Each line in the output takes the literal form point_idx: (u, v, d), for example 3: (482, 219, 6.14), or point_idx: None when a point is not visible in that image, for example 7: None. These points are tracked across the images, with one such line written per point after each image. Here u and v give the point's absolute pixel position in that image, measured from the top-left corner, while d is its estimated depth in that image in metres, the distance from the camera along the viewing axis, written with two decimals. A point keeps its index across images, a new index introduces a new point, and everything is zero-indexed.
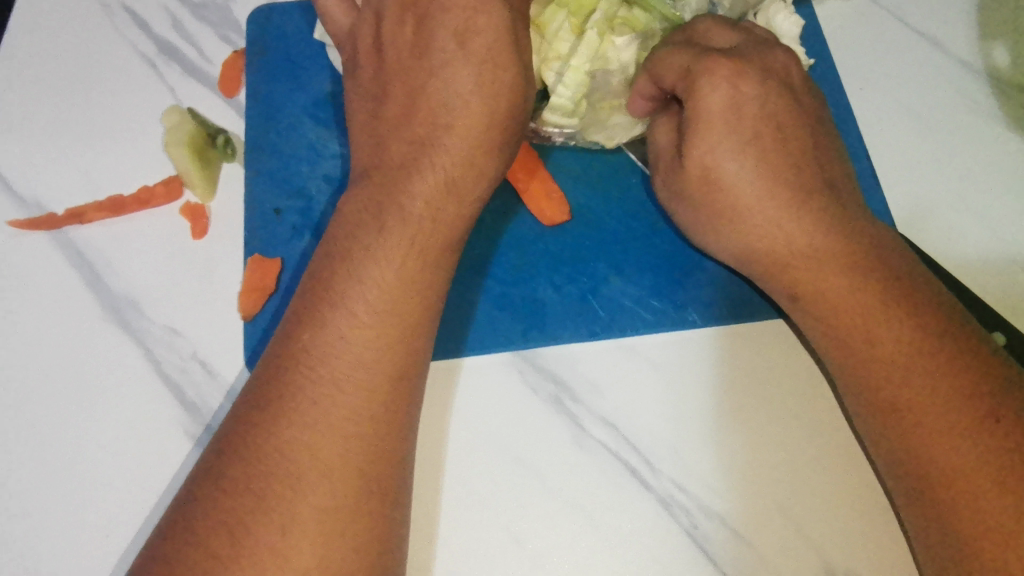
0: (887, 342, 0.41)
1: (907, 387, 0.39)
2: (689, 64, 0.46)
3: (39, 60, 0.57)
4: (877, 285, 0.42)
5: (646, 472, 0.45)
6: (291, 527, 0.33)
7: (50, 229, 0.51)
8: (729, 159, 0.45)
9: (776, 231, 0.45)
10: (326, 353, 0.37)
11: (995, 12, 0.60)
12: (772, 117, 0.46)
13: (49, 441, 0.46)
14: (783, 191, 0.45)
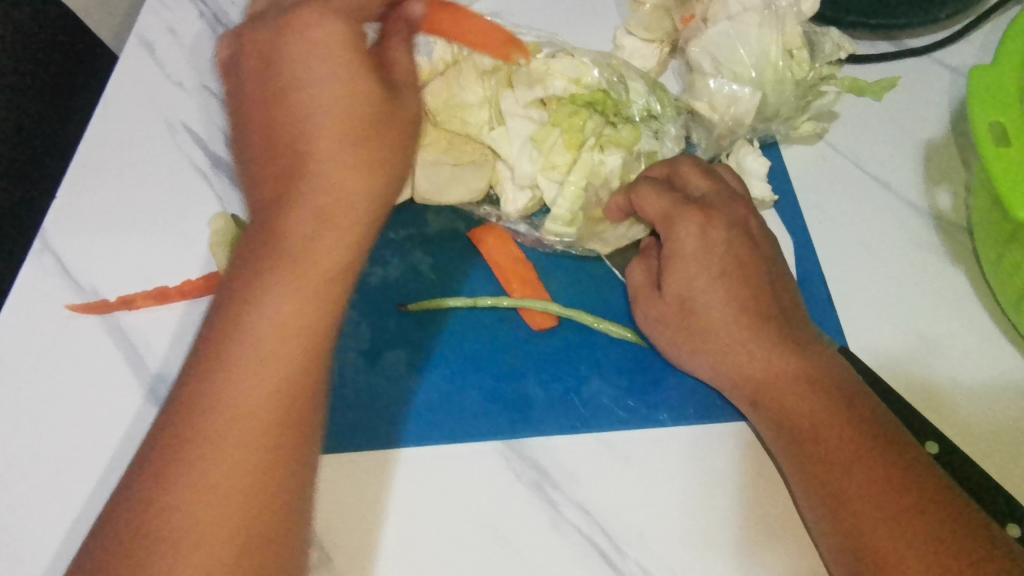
0: (831, 440, 0.47)
1: (848, 481, 0.45)
2: (671, 208, 0.55)
3: (106, 161, 0.66)
4: (817, 392, 0.49)
5: (614, 554, 0.49)
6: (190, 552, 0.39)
7: (105, 314, 0.58)
8: (699, 291, 0.53)
9: (738, 350, 0.52)
10: (222, 396, 0.42)
11: (940, 161, 0.69)
12: (735, 256, 0.53)
13: (78, 504, 0.51)
14: (746, 317, 0.52)
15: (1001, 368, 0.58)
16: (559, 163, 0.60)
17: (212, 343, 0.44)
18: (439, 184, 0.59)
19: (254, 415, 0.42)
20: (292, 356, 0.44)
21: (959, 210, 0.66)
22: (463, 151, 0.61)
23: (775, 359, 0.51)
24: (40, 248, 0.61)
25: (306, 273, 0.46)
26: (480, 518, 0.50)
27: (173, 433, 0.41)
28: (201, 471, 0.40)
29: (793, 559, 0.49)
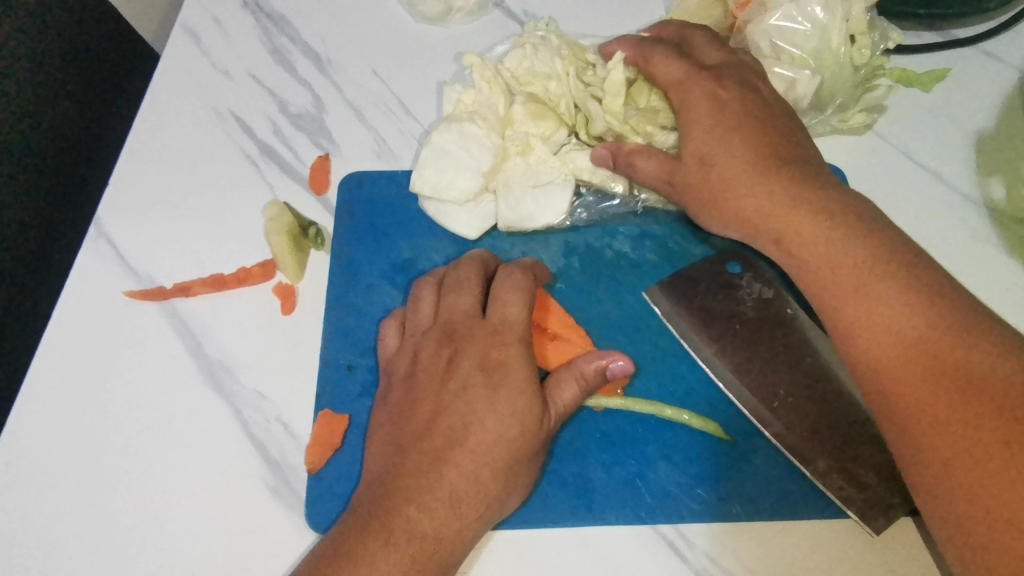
0: (854, 285, 0.44)
1: (882, 323, 0.42)
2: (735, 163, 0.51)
3: (157, 149, 0.66)
4: (840, 234, 0.46)
5: (681, 543, 0.50)
6: None
7: (161, 302, 0.58)
8: (716, 150, 0.52)
9: (760, 202, 0.50)
10: (449, 473, 0.45)
11: (991, 151, 0.68)
12: (748, 115, 0.53)
13: (144, 489, 0.51)
14: (768, 172, 0.50)
15: None
16: (649, 136, 0.61)
17: (412, 452, 0.46)
18: (518, 209, 0.60)
19: (445, 521, 0.45)
20: (486, 489, 0.46)
21: (1014, 200, 0.66)
22: (540, 171, 0.62)
23: (870, 290, 0.43)
24: (95, 236, 0.61)
25: (464, 465, 0.46)
26: (549, 529, 0.50)
27: (364, 524, 0.44)
28: (405, 522, 0.44)
29: (863, 560, 0.49)
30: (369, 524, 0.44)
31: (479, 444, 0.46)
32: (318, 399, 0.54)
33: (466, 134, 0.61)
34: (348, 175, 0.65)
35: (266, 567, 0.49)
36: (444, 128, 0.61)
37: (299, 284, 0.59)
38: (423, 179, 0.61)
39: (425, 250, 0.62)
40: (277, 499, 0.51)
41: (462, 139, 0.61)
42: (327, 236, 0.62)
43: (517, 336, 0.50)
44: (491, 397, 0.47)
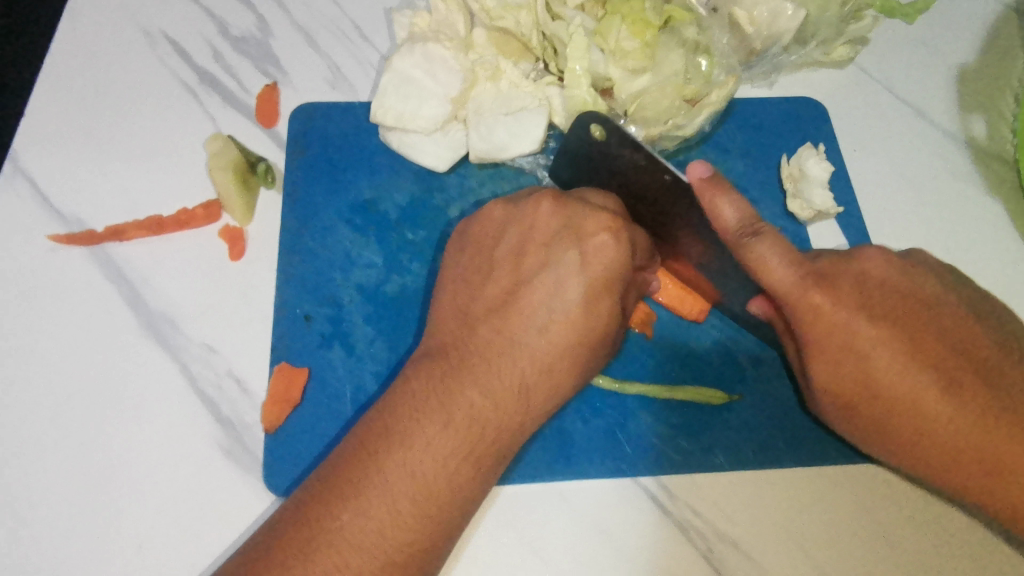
0: (890, 363, 0.41)
1: (889, 405, 0.42)
2: (794, 270, 0.42)
3: (80, 74, 0.58)
4: (852, 321, 0.42)
5: (663, 495, 0.48)
6: (352, 529, 0.40)
7: (92, 248, 0.52)
8: (825, 323, 0.42)
9: (822, 360, 0.43)
10: (484, 389, 0.44)
11: (974, 87, 0.66)
12: (861, 320, 0.42)
13: (81, 452, 0.47)
14: (865, 344, 0.42)
15: None
16: (630, 53, 0.56)
17: (449, 359, 0.46)
18: (491, 138, 0.55)
19: (451, 451, 0.43)
20: (513, 415, 0.45)
21: (995, 139, 0.64)
22: (514, 96, 0.57)
23: (933, 370, 0.41)
24: (11, 172, 0.54)
25: (526, 369, 0.45)
26: (526, 482, 0.48)
27: (362, 445, 0.43)
28: (401, 446, 0.42)
29: (844, 508, 0.48)
30: (365, 446, 0.43)
31: (514, 365, 0.45)
32: (274, 352, 0.50)
33: (431, 57, 0.56)
34: (299, 106, 0.59)
35: (222, 528, 0.45)
36: (408, 52, 0.56)
37: (248, 228, 0.54)
38: (384, 108, 0.56)
39: (388, 189, 0.57)
40: (232, 460, 0.47)
41: (427, 61, 0.56)
42: (278, 173, 0.57)
43: (616, 268, 0.46)
44: (583, 299, 0.46)
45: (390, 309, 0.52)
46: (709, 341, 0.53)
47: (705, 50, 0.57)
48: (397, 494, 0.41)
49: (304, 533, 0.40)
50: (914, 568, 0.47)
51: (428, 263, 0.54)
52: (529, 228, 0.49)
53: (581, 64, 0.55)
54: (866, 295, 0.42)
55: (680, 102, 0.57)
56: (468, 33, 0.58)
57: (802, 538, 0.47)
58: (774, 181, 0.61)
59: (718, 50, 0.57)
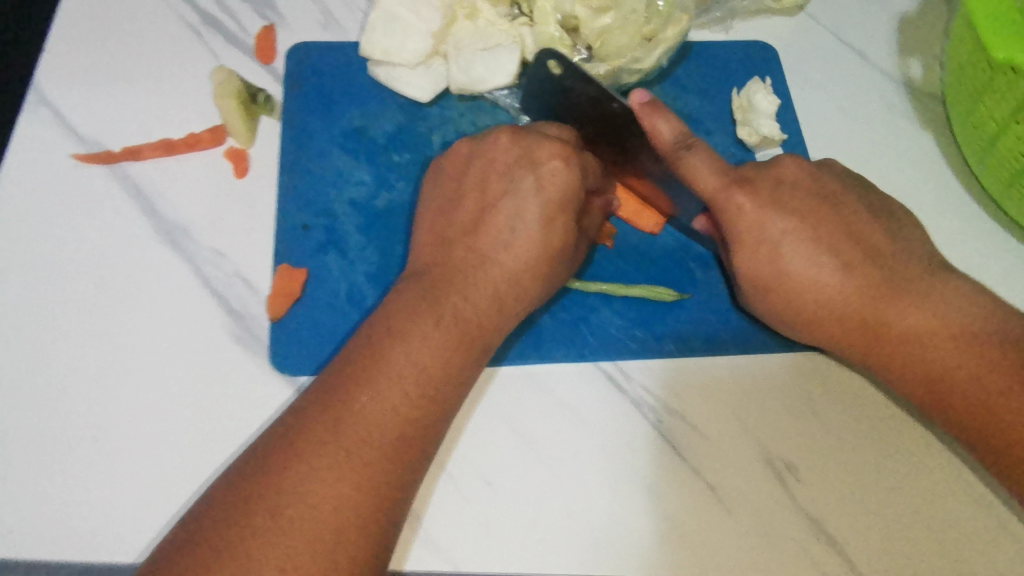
0: (795, 247, 0.51)
1: (800, 284, 0.51)
2: (718, 177, 0.52)
3: (95, 14, 0.64)
4: (764, 213, 0.51)
5: (620, 377, 0.55)
6: (356, 417, 0.45)
7: (111, 166, 0.58)
8: (744, 214, 0.51)
9: (744, 246, 0.52)
10: (461, 297, 0.50)
11: (912, 32, 0.72)
12: (772, 213, 0.51)
13: (106, 339, 0.53)
14: (776, 231, 0.51)
15: (962, 218, 0.64)
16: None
17: (427, 274, 0.52)
18: (469, 72, 0.61)
19: (439, 349, 0.48)
20: (486, 319, 0.51)
21: (929, 78, 0.71)
22: (490, 33, 0.62)
23: (831, 257, 0.51)
24: (35, 100, 0.60)
25: (497, 279, 0.51)
26: (502, 365, 0.54)
27: (362, 348, 0.48)
28: (398, 347, 0.48)
29: (779, 386, 0.55)
30: (366, 349, 0.48)
31: (483, 275, 0.51)
32: (276, 255, 0.56)
33: None
34: (296, 45, 0.65)
35: (233, 403, 0.51)
36: None
37: (251, 150, 0.60)
38: (372, 43, 0.61)
39: (376, 118, 0.63)
40: (241, 346, 0.53)
41: (410, 0, 0.61)
42: (277, 104, 0.62)
43: (569, 190, 0.53)
44: (541, 219, 0.52)
45: (378, 220, 0.58)
46: (665, 249, 0.60)
47: None
48: (395, 388, 0.46)
49: (314, 423, 0.45)
50: (840, 435, 0.53)
51: (413, 182, 0.60)
52: (491, 162, 0.55)
53: (550, 3, 0.62)
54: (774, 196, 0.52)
55: (638, 40, 0.63)
56: None
57: (741, 412, 0.54)
58: (727, 115, 0.68)
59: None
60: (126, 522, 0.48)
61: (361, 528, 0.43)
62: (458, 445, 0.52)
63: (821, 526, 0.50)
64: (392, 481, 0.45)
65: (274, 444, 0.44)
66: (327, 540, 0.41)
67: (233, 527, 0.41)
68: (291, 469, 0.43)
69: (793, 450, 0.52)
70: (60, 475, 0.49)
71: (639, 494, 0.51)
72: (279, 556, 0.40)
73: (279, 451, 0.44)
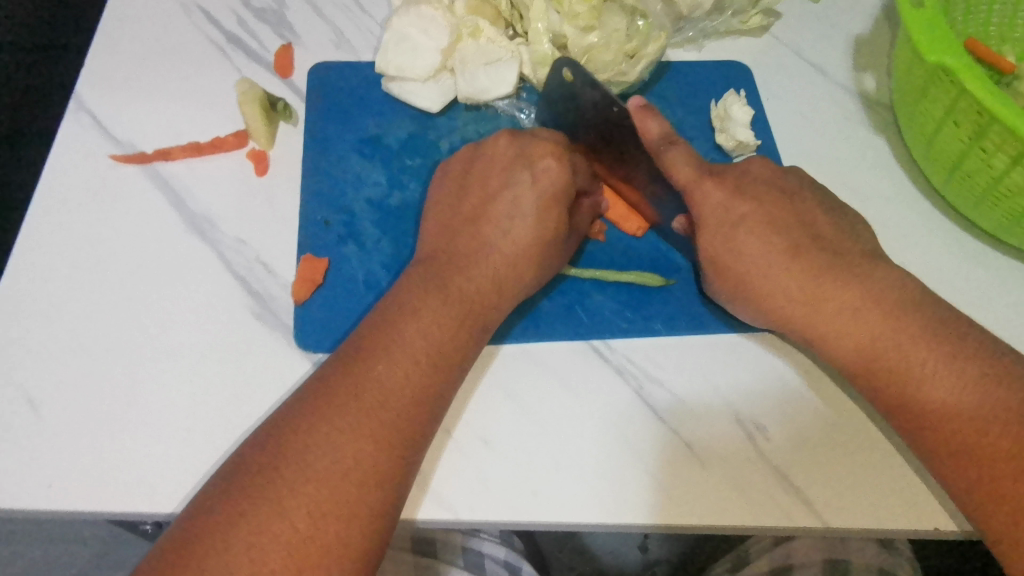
0: (749, 228, 0.58)
1: (753, 262, 0.57)
2: (693, 170, 0.59)
3: (130, 34, 0.71)
4: (724, 200, 0.58)
5: (605, 349, 0.60)
6: (374, 377, 0.50)
7: (144, 165, 0.64)
8: (710, 199, 0.58)
9: (707, 225, 0.58)
10: (467, 277, 0.56)
11: (865, 50, 0.80)
12: (733, 201, 0.58)
13: (138, 316, 0.58)
14: (732, 215, 0.58)
15: (915, 212, 0.71)
16: (581, 15, 0.68)
17: (435, 257, 0.58)
18: (474, 83, 0.68)
19: (448, 323, 0.54)
20: (488, 298, 0.56)
21: (881, 90, 0.78)
22: (490, 50, 0.69)
23: (782, 240, 0.57)
24: (76, 109, 0.67)
25: (497, 261, 0.57)
26: (502, 344, 0.60)
27: (377, 318, 0.54)
28: (409, 317, 0.53)
29: (753, 358, 0.60)
30: (378, 318, 0.54)
31: (485, 258, 0.57)
32: (301, 247, 0.62)
33: (423, 18, 0.69)
34: (315, 64, 0.72)
35: (254, 370, 0.56)
36: (404, 15, 0.69)
37: (270, 151, 0.66)
38: (387, 61, 0.69)
39: (389, 127, 0.70)
40: (261, 322, 0.58)
41: (420, 22, 0.69)
42: (294, 112, 0.69)
43: (560, 183, 0.60)
44: (536, 209, 0.59)
45: (392, 216, 0.65)
46: (651, 242, 0.66)
47: (642, 14, 0.70)
48: (408, 353, 0.52)
49: (334, 382, 0.50)
50: (807, 399, 0.59)
51: (423, 182, 0.67)
52: (494, 160, 0.62)
53: (543, 24, 0.69)
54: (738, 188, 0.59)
55: (623, 56, 0.71)
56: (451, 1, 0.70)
57: (717, 381, 0.59)
58: (703, 123, 0.75)
59: (653, 13, 0.71)
60: (158, 478, 0.52)
61: (377, 481, 0.47)
62: (462, 412, 0.57)
63: (790, 479, 0.55)
64: (403, 443, 0.49)
65: (300, 404, 0.49)
66: (347, 490, 0.46)
67: (263, 472, 0.46)
68: (315, 425, 0.48)
69: (765, 414, 0.58)
70: (97, 437, 0.53)
71: (624, 453, 0.56)
72: (305, 503, 0.45)
73: (302, 412, 0.49)
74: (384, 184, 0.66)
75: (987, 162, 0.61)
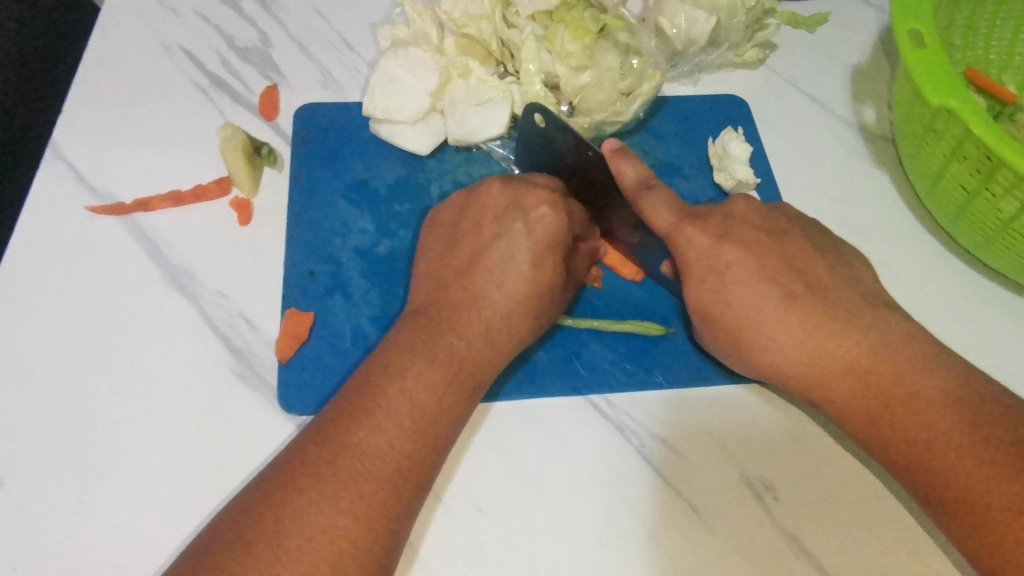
0: (739, 281, 0.55)
1: (743, 316, 0.55)
2: (675, 215, 0.56)
3: (109, 78, 0.69)
4: (715, 248, 0.55)
5: (604, 404, 0.58)
6: (355, 448, 0.47)
7: (123, 216, 0.62)
8: (698, 249, 0.56)
9: (698, 279, 0.56)
10: (459, 334, 0.54)
11: (864, 81, 0.79)
12: (724, 249, 0.55)
13: (114, 378, 0.55)
14: (725, 265, 0.55)
15: (922, 250, 0.68)
16: (574, 54, 0.67)
17: (425, 312, 0.55)
18: (465, 125, 0.66)
19: (440, 386, 0.51)
20: (481, 356, 0.54)
21: (882, 122, 0.76)
22: (481, 90, 0.67)
23: (777, 292, 0.54)
24: (53, 157, 0.64)
25: (490, 316, 0.55)
26: (496, 400, 0.57)
27: (366, 380, 0.51)
28: (394, 380, 0.50)
29: (759, 412, 0.58)
30: (365, 376, 0.51)
31: (477, 314, 0.55)
32: (285, 300, 0.59)
33: (412, 59, 0.67)
34: (301, 106, 0.70)
35: (236, 433, 0.54)
36: (392, 56, 0.67)
37: (254, 199, 0.64)
38: (374, 103, 0.66)
39: (377, 171, 0.67)
40: (243, 381, 0.56)
41: (408, 63, 0.67)
42: (279, 157, 0.67)
43: (557, 231, 0.57)
44: (531, 259, 0.56)
45: (381, 265, 0.62)
46: (650, 287, 0.64)
47: (636, 51, 0.69)
48: (392, 420, 0.49)
49: (315, 452, 0.47)
50: (816, 454, 0.56)
51: (413, 228, 0.65)
52: (484, 209, 0.60)
53: (534, 64, 0.67)
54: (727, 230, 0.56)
55: (617, 94, 0.68)
56: (441, 41, 0.69)
57: (721, 437, 0.56)
58: (701, 160, 0.73)
59: (647, 51, 0.69)
60: (134, 554, 0.49)
61: (359, 562, 0.44)
62: (454, 476, 0.54)
63: (801, 544, 0.52)
64: (388, 517, 0.46)
65: (279, 478, 0.46)
66: (325, 573, 0.43)
67: (238, 553, 0.43)
68: (293, 500, 0.45)
69: (772, 472, 0.55)
70: (70, 511, 0.50)
71: (627, 518, 0.53)
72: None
73: (277, 487, 0.46)
74: (372, 231, 0.64)
75: (995, 205, 0.58)
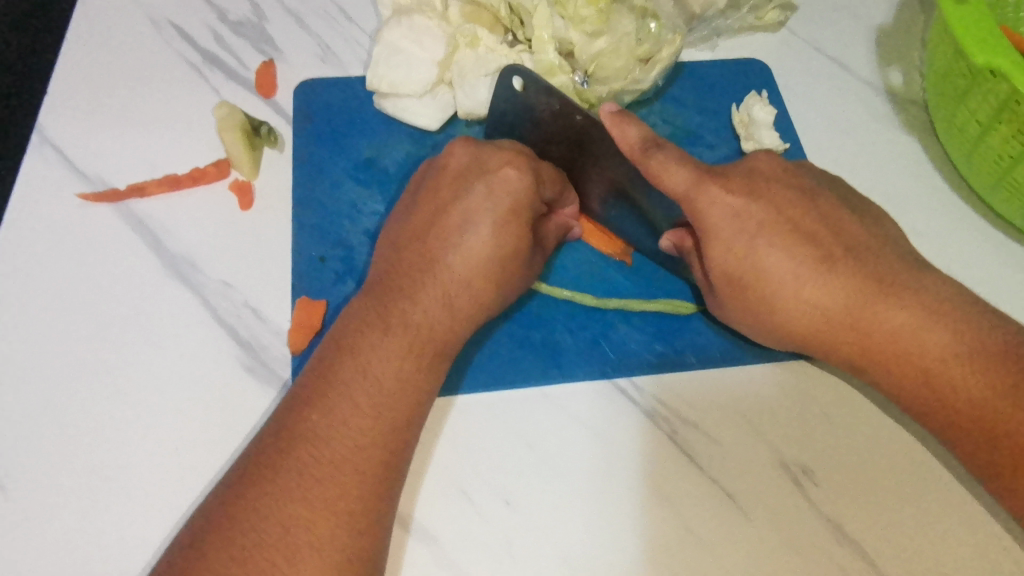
0: (763, 251, 0.51)
1: (763, 274, 0.51)
2: (689, 175, 0.52)
3: (96, 56, 0.65)
4: (742, 208, 0.51)
5: (631, 390, 0.55)
6: (316, 438, 0.44)
7: (117, 203, 0.59)
8: (720, 216, 0.51)
9: (728, 255, 0.52)
10: (410, 308, 0.49)
11: (891, 43, 0.75)
12: (754, 208, 0.52)
13: (115, 374, 0.52)
14: (750, 220, 0.51)
15: (958, 220, 0.65)
16: (587, 18, 0.64)
17: (378, 285, 0.51)
18: (476, 97, 0.62)
19: (397, 366, 0.47)
20: (443, 327, 0.50)
21: (910, 85, 0.73)
22: (491, 59, 0.63)
23: (807, 256, 0.51)
24: (39, 142, 0.61)
25: (448, 285, 0.50)
26: (520, 388, 0.55)
27: (325, 360, 0.48)
28: (352, 366, 0.47)
29: (793, 393, 0.55)
30: (336, 351, 0.48)
31: (434, 283, 0.50)
32: (294, 289, 0.56)
33: (417, 28, 0.63)
34: (300, 81, 0.66)
35: (245, 430, 0.51)
36: (396, 25, 0.63)
37: (255, 181, 0.61)
38: (379, 76, 0.63)
39: (385, 149, 0.64)
40: (252, 374, 0.53)
41: (412, 33, 0.63)
42: (281, 137, 0.63)
43: (523, 190, 0.52)
44: (493, 221, 0.51)
45: None
46: None
47: (653, 15, 0.66)
48: (354, 408, 0.45)
49: (280, 448, 0.44)
50: (855, 435, 0.53)
51: None
52: (442, 172, 0.55)
53: (547, 31, 0.63)
54: (752, 190, 0.53)
55: (634, 62, 0.65)
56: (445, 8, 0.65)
57: (754, 418, 0.54)
58: (723, 129, 0.69)
59: (664, 13, 0.66)
60: (146, 559, 0.47)
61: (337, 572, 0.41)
62: (476, 469, 0.51)
63: (841, 528, 0.50)
64: (367, 506, 0.43)
65: (254, 473, 0.43)
66: None
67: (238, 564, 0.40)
68: (262, 498, 0.42)
69: (808, 454, 0.53)
70: (76, 516, 0.48)
71: (656, 507, 0.51)
72: None
73: (248, 488, 0.43)
74: (382, 212, 0.61)
75: None
